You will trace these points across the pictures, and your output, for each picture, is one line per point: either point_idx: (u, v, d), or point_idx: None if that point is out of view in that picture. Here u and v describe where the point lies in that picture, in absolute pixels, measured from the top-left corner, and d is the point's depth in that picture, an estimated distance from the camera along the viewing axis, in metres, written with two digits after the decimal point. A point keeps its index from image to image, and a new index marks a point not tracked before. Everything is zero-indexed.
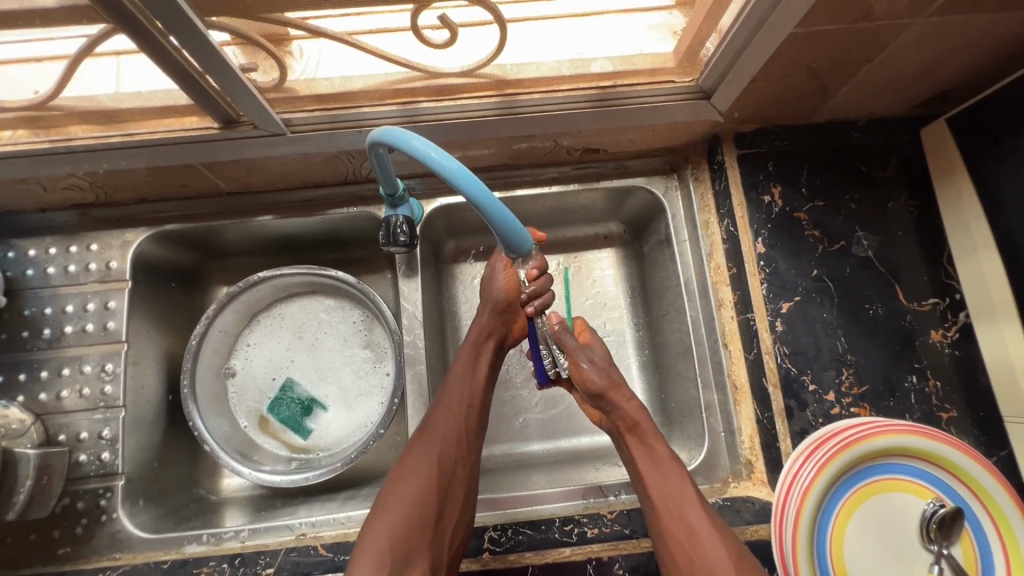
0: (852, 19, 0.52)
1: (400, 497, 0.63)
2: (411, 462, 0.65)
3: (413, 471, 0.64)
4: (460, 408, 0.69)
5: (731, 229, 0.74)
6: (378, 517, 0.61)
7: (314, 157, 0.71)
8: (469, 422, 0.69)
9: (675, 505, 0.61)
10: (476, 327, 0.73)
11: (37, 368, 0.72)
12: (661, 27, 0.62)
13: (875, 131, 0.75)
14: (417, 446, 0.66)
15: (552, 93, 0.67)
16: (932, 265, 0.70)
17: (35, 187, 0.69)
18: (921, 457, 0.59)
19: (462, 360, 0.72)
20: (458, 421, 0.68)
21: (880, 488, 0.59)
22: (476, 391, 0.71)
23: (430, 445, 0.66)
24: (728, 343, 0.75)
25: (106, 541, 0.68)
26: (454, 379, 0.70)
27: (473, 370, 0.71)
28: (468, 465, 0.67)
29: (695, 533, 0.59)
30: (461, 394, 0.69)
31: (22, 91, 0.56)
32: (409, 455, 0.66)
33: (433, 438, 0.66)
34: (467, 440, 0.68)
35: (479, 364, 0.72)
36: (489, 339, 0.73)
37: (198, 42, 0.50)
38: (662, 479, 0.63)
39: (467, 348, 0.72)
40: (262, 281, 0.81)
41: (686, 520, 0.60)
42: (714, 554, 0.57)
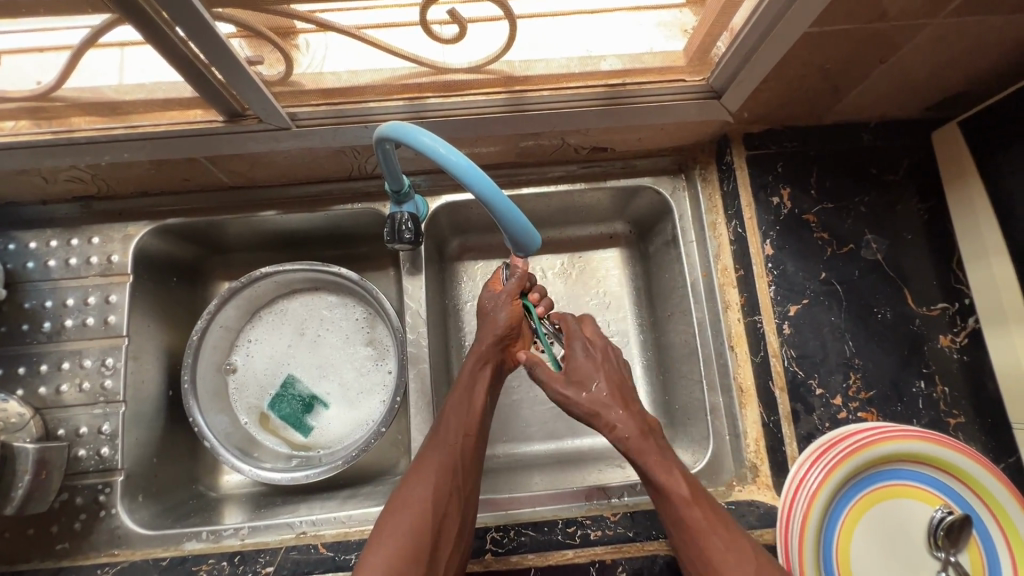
0: (867, 20, 0.52)
1: (393, 529, 0.57)
2: (406, 493, 0.61)
3: (408, 503, 0.60)
4: (456, 438, 0.65)
5: (739, 230, 0.73)
6: (371, 551, 0.56)
7: (319, 152, 0.70)
8: (466, 453, 0.65)
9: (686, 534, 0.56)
10: (473, 353, 0.71)
11: (37, 361, 0.71)
12: (672, 24, 0.61)
13: (886, 134, 0.74)
14: (413, 476, 0.62)
15: (561, 91, 0.66)
16: (941, 269, 0.69)
17: (36, 179, 0.69)
18: (948, 472, 0.58)
19: (459, 388, 0.69)
20: (454, 452, 0.64)
21: (893, 493, 0.59)
22: (473, 420, 0.68)
23: (426, 475, 0.62)
24: (735, 345, 0.74)
25: (104, 536, 0.67)
26: (451, 409, 0.68)
27: (469, 398, 0.69)
28: (464, 498, 0.63)
29: (715, 571, 0.53)
30: (457, 424, 0.66)
31: (24, 81, 0.55)
32: (404, 487, 0.61)
33: (430, 467, 0.62)
34: (464, 468, 0.64)
35: (475, 392, 0.69)
36: (485, 367, 0.71)
37: (203, 34, 0.49)
38: (672, 511, 0.57)
39: (461, 379, 0.70)
40: (265, 276, 0.80)
41: (701, 554, 0.55)
42: None
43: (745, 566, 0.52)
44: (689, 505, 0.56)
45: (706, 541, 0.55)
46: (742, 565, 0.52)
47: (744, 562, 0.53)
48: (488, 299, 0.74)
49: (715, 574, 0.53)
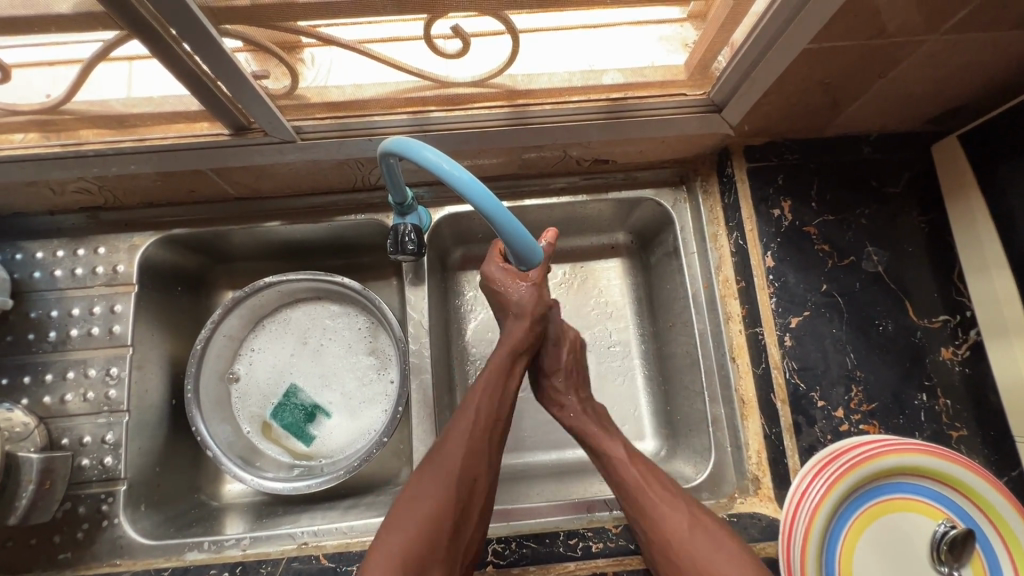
0: (865, 36, 0.52)
1: (412, 511, 0.58)
2: (429, 476, 0.60)
3: (429, 486, 0.60)
4: (485, 422, 0.65)
5: (740, 242, 0.74)
6: (388, 534, 0.57)
7: (323, 164, 0.71)
8: (493, 439, 0.66)
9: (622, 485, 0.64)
10: (511, 337, 0.69)
11: (41, 370, 0.72)
12: (673, 39, 0.60)
13: (886, 147, 0.74)
14: (438, 454, 0.62)
15: (563, 105, 0.67)
16: (942, 282, 0.69)
17: (45, 190, 0.70)
18: (963, 495, 0.57)
19: (494, 372, 0.68)
20: (484, 435, 0.64)
21: (901, 506, 0.59)
22: (504, 405, 0.68)
23: (449, 458, 0.62)
24: (736, 357, 0.74)
25: (106, 546, 0.67)
26: (482, 392, 0.66)
27: (504, 384, 0.68)
28: (487, 483, 0.63)
29: (654, 520, 0.59)
30: (487, 408, 0.66)
31: (34, 95, 0.56)
32: (427, 467, 0.61)
33: (455, 450, 0.62)
34: (491, 454, 0.65)
35: (511, 376, 0.69)
36: (523, 356, 0.71)
37: (210, 48, 0.50)
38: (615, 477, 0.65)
39: (498, 361, 0.69)
40: (269, 286, 0.81)
41: (640, 503, 0.61)
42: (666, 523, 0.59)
43: (678, 507, 0.60)
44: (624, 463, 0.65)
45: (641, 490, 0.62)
46: (676, 508, 0.60)
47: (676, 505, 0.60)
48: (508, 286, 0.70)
49: (649, 515, 0.60)
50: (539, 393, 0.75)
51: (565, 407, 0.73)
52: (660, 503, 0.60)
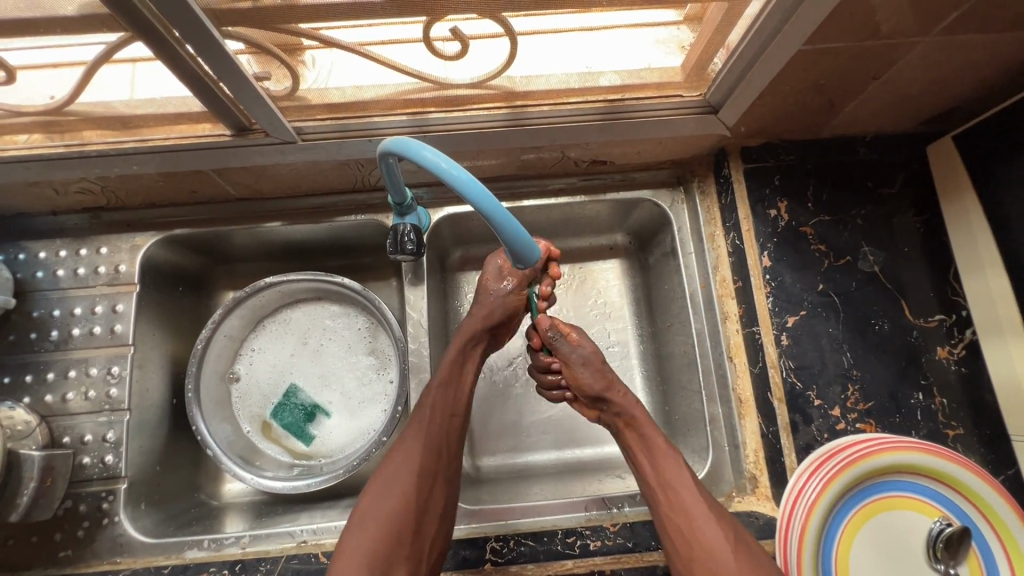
0: (859, 37, 0.53)
1: (373, 511, 0.61)
2: (387, 476, 0.63)
3: (390, 486, 0.62)
4: (441, 417, 0.66)
5: (737, 242, 0.74)
6: (351, 535, 0.60)
7: (323, 164, 0.72)
8: (451, 432, 0.67)
9: (668, 489, 0.62)
10: (466, 331, 0.71)
11: (44, 369, 0.72)
12: (669, 42, 0.61)
13: (882, 148, 0.75)
14: (397, 455, 0.64)
15: (561, 106, 0.68)
16: (938, 282, 0.70)
17: (48, 190, 0.70)
18: (963, 495, 0.57)
19: (447, 368, 0.69)
20: (439, 432, 0.66)
21: (899, 503, 0.59)
22: (460, 399, 0.69)
23: (407, 458, 0.64)
24: (733, 356, 0.75)
25: (107, 544, 0.67)
26: (435, 390, 0.68)
27: (458, 377, 0.69)
28: (449, 476, 0.65)
29: (699, 534, 0.58)
30: (443, 404, 0.67)
31: (38, 96, 0.57)
32: (387, 467, 0.64)
33: (413, 449, 0.64)
34: (449, 449, 0.66)
35: (464, 370, 0.70)
36: (474, 348, 0.71)
37: (213, 50, 0.51)
38: (661, 480, 0.63)
39: (451, 354, 0.70)
40: (270, 286, 0.81)
41: (686, 514, 0.60)
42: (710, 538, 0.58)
43: (722, 523, 0.59)
44: (677, 470, 0.63)
45: (688, 500, 0.60)
46: (720, 525, 0.59)
47: (720, 521, 0.59)
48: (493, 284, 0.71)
49: (696, 527, 0.59)
50: (594, 381, 0.68)
51: (623, 394, 0.68)
52: (707, 517, 0.59)
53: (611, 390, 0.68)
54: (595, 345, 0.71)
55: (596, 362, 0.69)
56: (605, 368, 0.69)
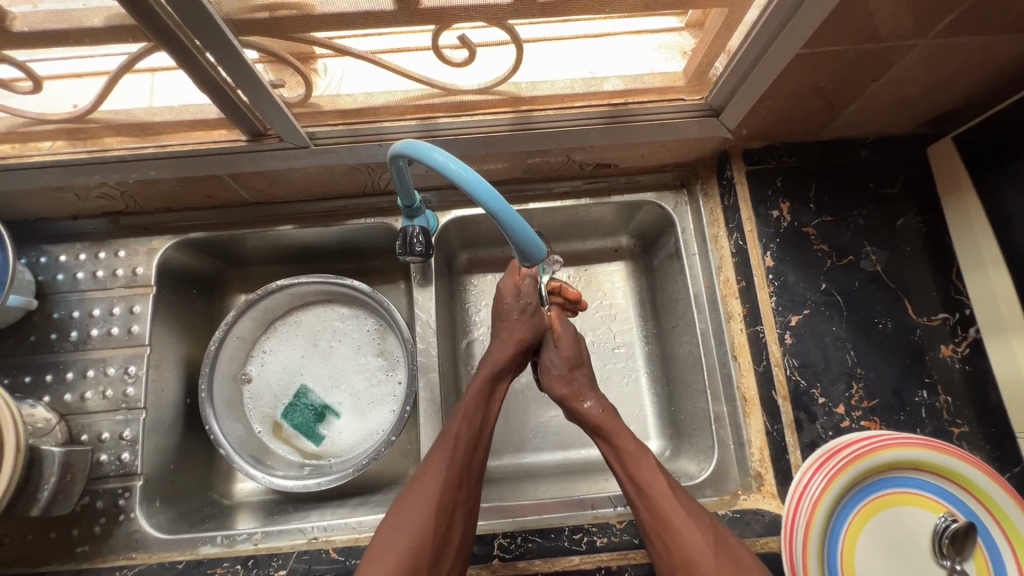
0: (857, 40, 0.54)
1: (394, 539, 0.59)
2: (410, 504, 0.62)
3: (413, 516, 0.61)
4: (466, 449, 0.66)
5: (740, 243, 0.75)
6: (370, 563, 0.58)
7: (334, 169, 0.74)
8: (473, 464, 0.67)
9: (650, 501, 0.62)
10: (496, 360, 0.72)
11: (63, 369, 0.74)
12: (671, 47, 0.62)
13: (883, 150, 0.76)
14: (417, 482, 0.63)
15: (566, 110, 0.70)
16: (940, 280, 0.70)
17: (70, 196, 0.73)
18: (978, 501, 0.57)
19: (476, 398, 0.70)
20: (463, 463, 0.65)
21: (908, 501, 0.59)
22: (483, 433, 0.69)
23: (431, 488, 0.63)
24: (738, 355, 0.75)
25: (122, 540, 0.69)
26: (463, 419, 0.68)
27: (484, 410, 0.70)
28: (468, 507, 0.64)
29: (680, 538, 0.58)
30: (468, 436, 0.67)
31: (63, 104, 0.59)
32: (410, 493, 0.63)
33: (437, 477, 0.63)
34: (469, 480, 0.66)
35: (490, 404, 0.71)
36: (502, 380, 0.73)
37: (232, 59, 0.53)
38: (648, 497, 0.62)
39: (480, 384, 0.71)
40: (282, 288, 0.83)
41: (665, 519, 0.60)
42: (692, 543, 0.58)
43: (702, 527, 0.59)
44: (654, 475, 0.63)
45: (668, 505, 0.61)
46: (701, 528, 0.59)
47: (701, 525, 0.59)
48: (511, 300, 0.73)
49: (676, 534, 0.59)
50: (559, 387, 0.73)
51: (586, 406, 0.71)
52: (686, 522, 0.59)
53: (575, 399, 0.72)
54: (571, 339, 0.74)
55: (566, 368, 0.73)
56: (575, 374, 0.73)
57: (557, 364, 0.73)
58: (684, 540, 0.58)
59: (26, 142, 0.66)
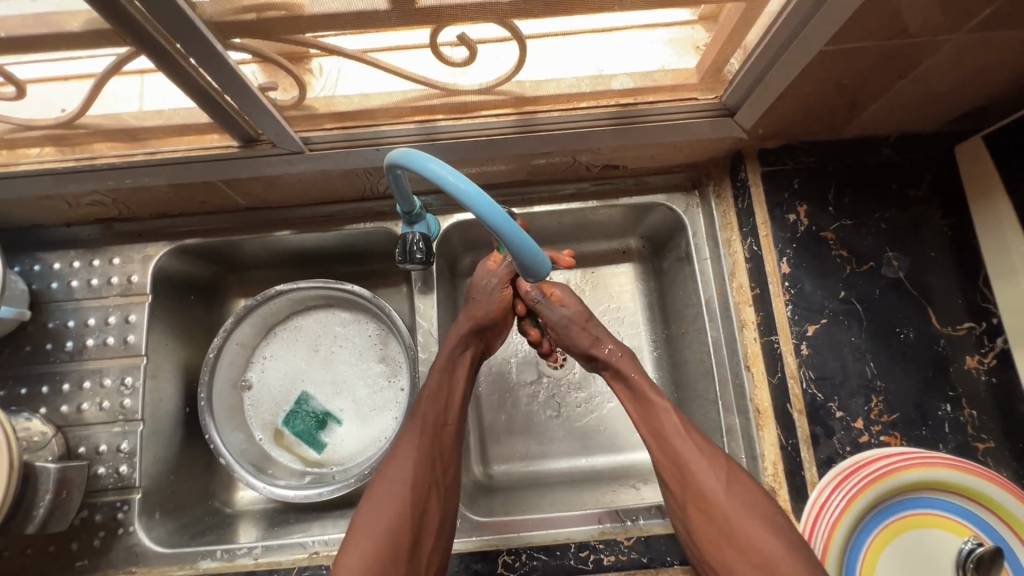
0: (885, 37, 0.51)
1: (369, 528, 0.59)
2: (381, 491, 0.62)
3: (384, 503, 0.60)
4: (431, 430, 0.65)
5: (755, 248, 0.72)
6: (345, 555, 0.58)
7: (331, 174, 0.71)
8: (443, 446, 0.66)
9: (662, 440, 0.64)
10: (453, 338, 0.70)
11: (59, 380, 0.73)
12: (683, 42, 0.59)
13: (907, 148, 0.72)
14: (385, 469, 0.64)
15: (572, 111, 0.67)
16: (966, 287, 0.67)
17: (61, 203, 0.71)
18: (1008, 524, 0.54)
19: (437, 377, 0.68)
20: (431, 446, 0.65)
21: (934, 521, 0.57)
22: (450, 410, 0.68)
23: (400, 473, 0.63)
24: (751, 365, 0.72)
25: (122, 554, 0.68)
26: (426, 400, 0.67)
27: (448, 387, 0.68)
28: (443, 490, 0.64)
29: (690, 471, 0.61)
30: (434, 415, 0.67)
31: (50, 109, 0.57)
32: (380, 479, 0.63)
33: (406, 460, 0.63)
34: (442, 462, 0.65)
35: (455, 382, 0.69)
36: (463, 353, 0.70)
37: (218, 63, 0.50)
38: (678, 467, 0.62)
39: (440, 362, 0.69)
40: (281, 294, 0.81)
41: (677, 458, 0.62)
42: (701, 476, 0.60)
43: (715, 463, 0.61)
44: (667, 414, 0.65)
45: (680, 441, 0.63)
46: (714, 465, 0.60)
47: (713, 461, 0.61)
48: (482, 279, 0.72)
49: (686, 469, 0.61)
50: (580, 339, 0.71)
51: (607, 350, 0.71)
52: (697, 457, 0.61)
53: (596, 346, 0.71)
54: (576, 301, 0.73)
55: (580, 322, 0.72)
56: (589, 324, 0.72)
57: (570, 319, 0.71)
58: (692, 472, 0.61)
59: (14, 150, 0.63)
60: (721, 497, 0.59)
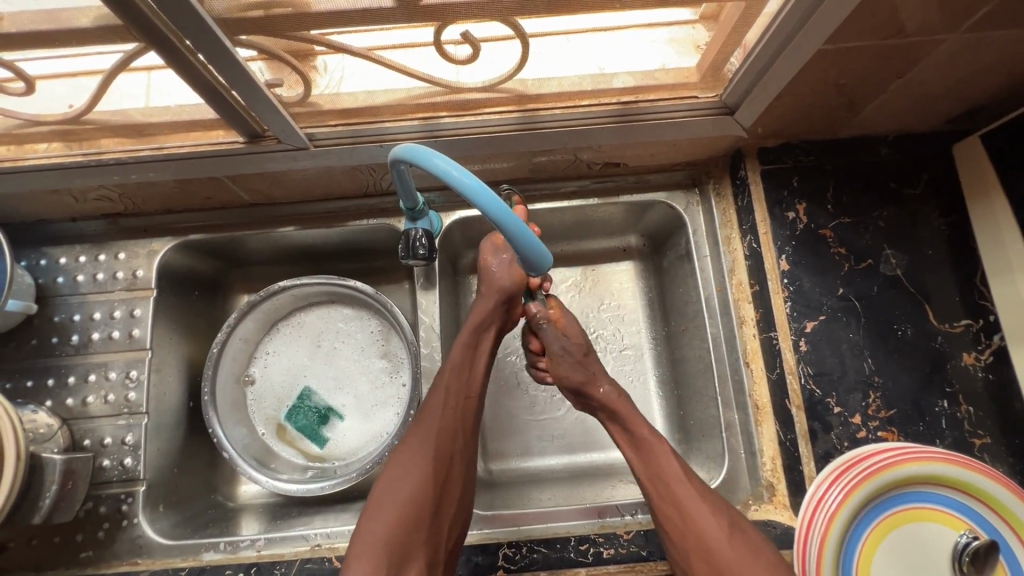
0: (883, 36, 0.51)
1: (392, 495, 0.61)
2: (405, 460, 0.63)
3: (408, 471, 0.62)
4: (455, 401, 0.67)
5: (754, 245, 0.73)
6: (369, 521, 0.60)
7: (335, 170, 0.72)
8: (465, 417, 0.67)
9: (664, 485, 0.63)
10: (478, 314, 0.71)
11: (65, 373, 0.74)
12: (683, 41, 0.60)
13: (905, 148, 0.73)
14: (408, 437, 0.65)
15: (574, 108, 0.67)
16: (964, 285, 0.67)
17: (67, 198, 0.72)
18: (1005, 518, 0.55)
19: (462, 349, 0.70)
20: (454, 415, 0.66)
21: (930, 515, 0.57)
22: (474, 383, 0.70)
23: (424, 439, 0.64)
24: (750, 361, 0.74)
25: (126, 545, 0.69)
26: (450, 372, 0.68)
27: (471, 362, 0.70)
28: (464, 458, 0.66)
29: (694, 519, 0.59)
30: (457, 388, 0.68)
31: (58, 105, 0.58)
32: (400, 451, 0.64)
33: (429, 430, 0.64)
34: (464, 432, 0.67)
35: (478, 355, 0.71)
36: (488, 330, 0.72)
37: (226, 59, 0.51)
38: (679, 514, 0.60)
39: (465, 338, 0.71)
40: (284, 290, 0.82)
41: (679, 504, 0.61)
42: (705, 525, 0.59)
43: (716, 512, 0.60)
44: (668, 458, 0.64)
45: (681, 488, 0.62)
46: (716, 513, 0.60)
47: (714, 510, 0.60)
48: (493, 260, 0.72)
49: (688, 517, 0.60)
50: (574, 374, 0.71)
51: (602, 391, 0.70)
52: (700, 505, 0.60)
53: (591, 384, 0.71)
54: (581, 335, 0.73)
55: (578, 356, 0.72)
56: (587, 361, 0.72)
57: (571, 352, 0.72)
58: (696, 521, 0.59)
59: (22, 145, 0.64)
60: (727, 547, 0.58)
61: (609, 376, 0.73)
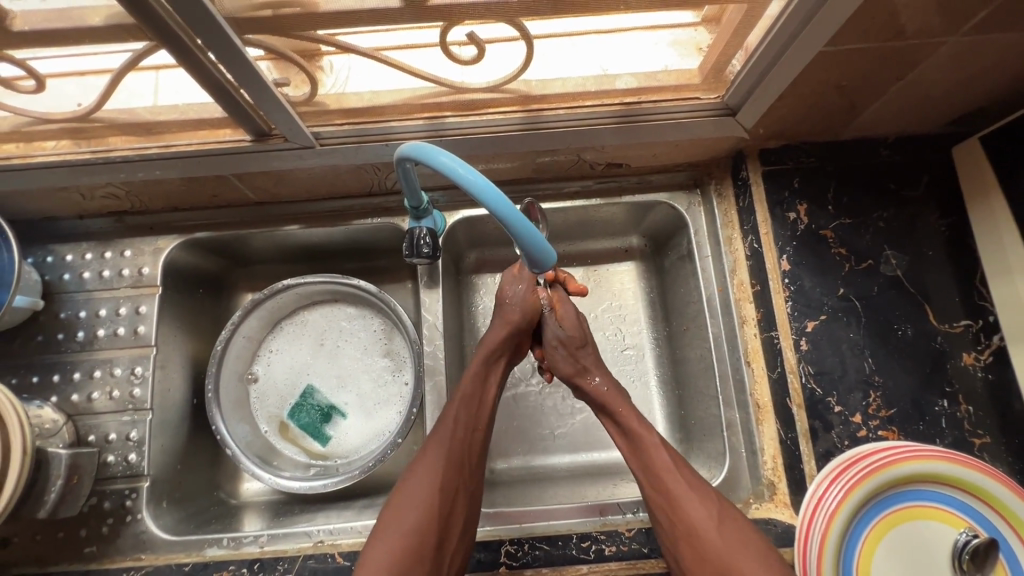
0: (883, 38, 0.52)
1: (396, 524, 0.61)
2: (410, 491, 0.63)
3: (413, 501, 0.62)
4: (464, 433, 0.67)
5: (755, 246, 0.73)
6: (372, 549, 0.59)
7: (340, 169, 0.72)
8: (472, 448, 0.67)
9: (654, 477, 0.63)
10: (489, 345, 0.71)
11: (70, 369, 0.74)
12: (686, 43, 0.61)
13: (905, 150, 0.73)
14: (416, 465, 0.65)
15: (578, 109, 0.68)
16: (964, 286, 0.68)
17: (75, 196, 0.72)
18: (1009, 521, 0.55)
19: (471, 379, 0.70)
20: (461, 446, 0.66)
21: (931, 513, 0.58)
22: (482, 415, 0.69)
23: (431, 469, 0.64)
24: (751, 361, 0.74)
25: (130, 541, 0.69)
26: (458, 402, 0.68)
27: (480, 394, 0.70)
28: (470, 490, 0.65)
29: (682, 509, 0.60)
30: (465, 420, 0.68)
31: (67, 103, 0.58)
32: (407, 478, 0.64)
33: (435, 461, 0.64)
34: (470, 463, 0.66)
35: (488, 384, 0.71)
36: (497, 360, 0.72)
37: (234, 58, 0.51)
38: (668, 503, 0.61)
39: (472, 373, 0.71)
40: (288, 288, 0.82)
41: (669, 493, 0.62)
42: (693, 514, 0.60)
43: (706, 500, 0.61)
44: (659, 449, 0.65)
45: (671, 478, 0.62)
46: (705, 502, 0.60)
47: (703, 498, 0.61)
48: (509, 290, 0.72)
49: (677, 506, 0.60)
50: (564, 365, 0.72)
51: (595, 381, 0.71)
52: (688, 495, 0.61)
53: (583, 375, 0.72)
54: (578, 322, 0.72)
55: (570, 348, 0.72)
56: (579, 353, 0.72)
57: (562, 343, 0.72)
58: (685, 510, 0.60)
59: (31, 142, 0.65)
60: (715, 535, 0.58)
61: (603, 367, 0.73)
